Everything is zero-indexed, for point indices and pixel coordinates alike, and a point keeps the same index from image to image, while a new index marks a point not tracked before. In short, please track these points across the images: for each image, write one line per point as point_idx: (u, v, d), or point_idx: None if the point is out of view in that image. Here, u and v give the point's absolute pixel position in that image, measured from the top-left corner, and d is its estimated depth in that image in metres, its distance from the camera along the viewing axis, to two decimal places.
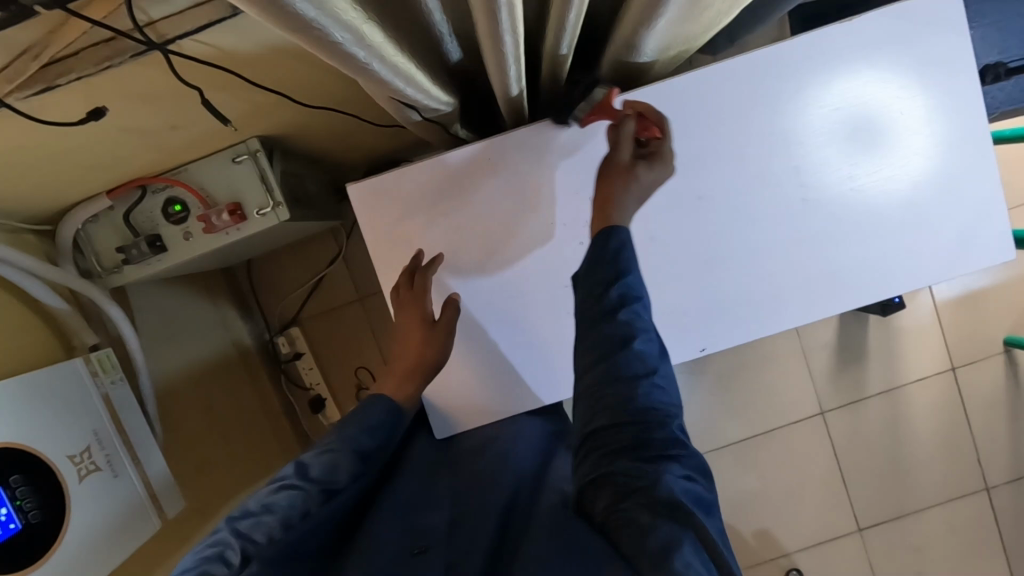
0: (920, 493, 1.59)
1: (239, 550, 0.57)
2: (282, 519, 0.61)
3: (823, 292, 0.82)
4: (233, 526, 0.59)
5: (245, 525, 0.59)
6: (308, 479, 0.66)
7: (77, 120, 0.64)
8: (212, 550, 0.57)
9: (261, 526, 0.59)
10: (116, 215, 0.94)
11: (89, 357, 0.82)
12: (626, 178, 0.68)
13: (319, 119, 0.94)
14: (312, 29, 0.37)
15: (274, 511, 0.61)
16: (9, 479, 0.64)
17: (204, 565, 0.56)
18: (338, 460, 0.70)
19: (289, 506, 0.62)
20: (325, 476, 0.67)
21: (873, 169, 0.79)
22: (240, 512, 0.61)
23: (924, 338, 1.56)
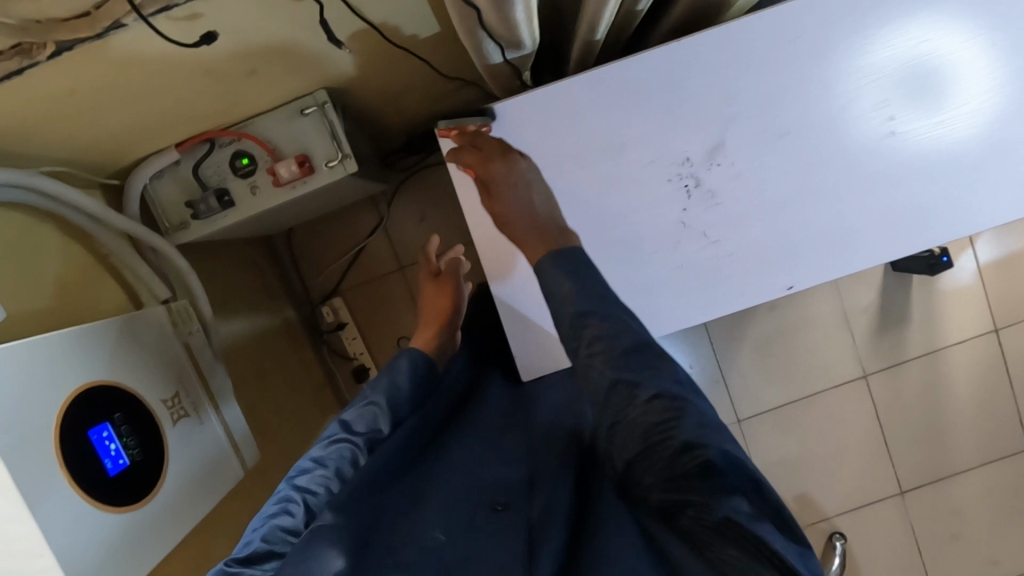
0: (961, 454, 1.59)
1: (302, 505, 0.65)
2: (336, 474, 0.68)
3: (904, 232, 0.77)
4: (292, 483, 0.66)
5: (302, 481, 0.67)
6: (354, 438, 0.72)
7: (191, 43, 0.62)
8: (278, 507, 0.64)
9: (318, 482, 0.67)
10: (183, 169, 0.93)
11: (169, 307, 0.82)
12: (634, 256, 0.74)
13: (383, 70, 0.93)
14: None
15: (326, 467, 0.68)
16: (114, 417, 0.64)
17: (271, 519, 0.64)
18: (378, 412, 0.75)
19: (339, 460, 0.69)
20: (369, 428, 0.73)
21: (955, 103, 0.75)
22: (297, 470, 0.68)
23: (966, 300, 1.56)
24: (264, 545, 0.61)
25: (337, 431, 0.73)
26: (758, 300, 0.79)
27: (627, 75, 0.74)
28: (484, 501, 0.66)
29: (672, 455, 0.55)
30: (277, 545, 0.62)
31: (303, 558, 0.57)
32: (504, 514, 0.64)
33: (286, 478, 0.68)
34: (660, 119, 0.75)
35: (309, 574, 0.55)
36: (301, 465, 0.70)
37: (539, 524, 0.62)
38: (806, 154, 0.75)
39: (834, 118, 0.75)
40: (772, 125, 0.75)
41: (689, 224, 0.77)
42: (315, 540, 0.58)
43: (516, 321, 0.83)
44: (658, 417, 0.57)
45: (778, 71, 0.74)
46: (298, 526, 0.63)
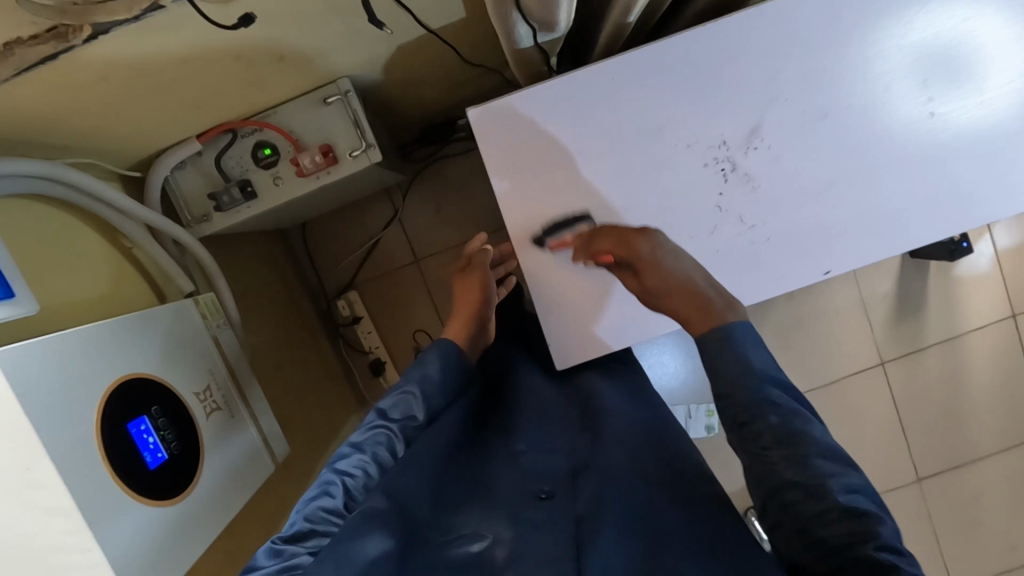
0: (979, 441, 1.59)
1: (342, 487, 0.62)
2: (375, 458, 0.66)
3: (945, 213, 0.76)
4: (331, 466, 0.64)
5: (341, 464, 0.64)
6: (391, 425, 0.70)
7: (231, 25, 0.61)
8: (318, 489, 0.62)
9: (357, 465, 0.64)
10: (205, 161, 0.91)
11: (197, 300, 0.81)
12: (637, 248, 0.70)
13: (406, 57, 0.91)
14: None
15: (365, 451, 0.66)
16: (150, 410, 0.64)
17: (312, 501, 0.61)
18: (412, 399, 0.73)
19: (377, 444, 0.67)
20: (404, 415, 0.71)
21: (996, 83, 0.74)
22: (335, 456, 0.66)
23: (983, 287, 1.56)
24: (307, 525, 0.58)
25: (373, 419, 0.71)
26: (796, 286, 0.78)
27: (661, 58, 0.73)
28: (528, 490, 0.66)
29: (760, 444, 0.55)
30: (319, 525, 0.58)
31: (350, 541, 0.55)
32: (548, 502, 0.64)
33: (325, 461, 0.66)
34: (695, 102, 0.74)
35: (356, 558, 0.54)
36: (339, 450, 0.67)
37: (584, 516, 0.61)
38: (843, 136, 0.75)
39: (871, 100, 0.74)
40: (811, 107, 0.74)
41: (726, 209, 0.76)
42: (364, 521, 0.57)
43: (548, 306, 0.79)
44: (743, 411, 0.56)
45: (815, 53, 0.73)
46: (339, 507, 0.60)
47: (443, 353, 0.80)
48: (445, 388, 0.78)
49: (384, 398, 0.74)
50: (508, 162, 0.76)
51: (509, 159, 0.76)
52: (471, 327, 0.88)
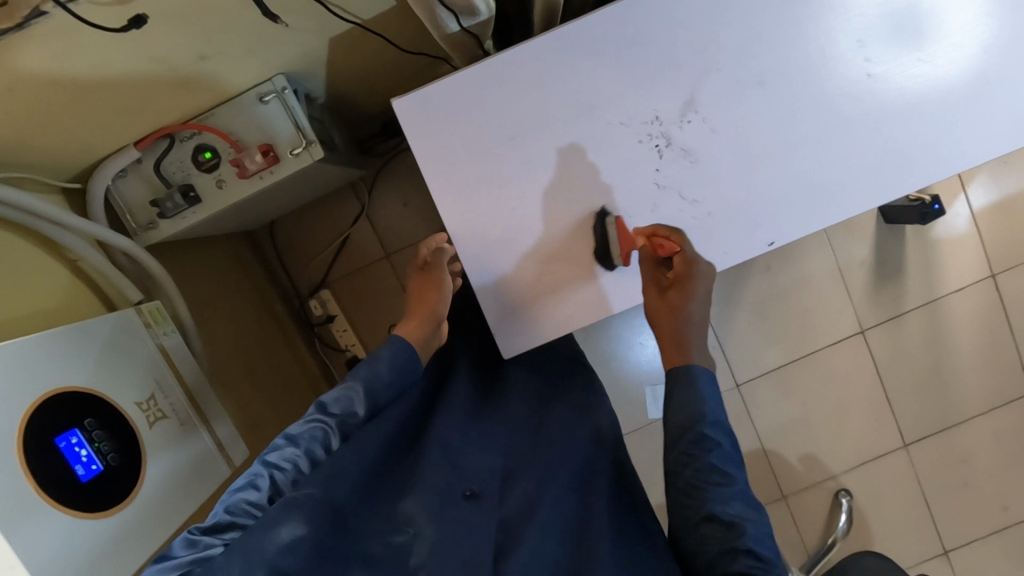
0: (963, 403, 1.58)
1: (268, 481, 0.62)
2: (307, 454, 0.65)
3: (886, 176, 0.74)
4: (262, 458, 0.63)
5: (273, 457, 0.63)
6: (333, 418, 0.68)
7: (120, 28, 0.59)
8: (245, 480, 0.62)
9: (289, 459, 0.63)
10: (146, 168, 0.90)
11: (141, 308, 0.80)
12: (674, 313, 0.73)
13: (341, 50, 0.90)
14: None
15: (300, 445, 0.65)
16: (84, 423, 0.64)
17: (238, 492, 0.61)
18: (354, 392, 0.71)
19: (313, 441, 0.65)
20: (344, 411, 0.69)
21: (932, 36, 0.72)
22: (268, 446, 0.65)
23: (961, 248, 1.53)
24: (227, 517, 0.59)
25: (316, 411, 0.68)
26: (740, 259, 0.76)
27: (589, 34, 0.71)
28: (458, 487, 0.70)
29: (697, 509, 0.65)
30: (240, 517, 0.59)
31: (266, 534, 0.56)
32: (475, 504, 0.69)
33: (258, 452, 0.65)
34: (626, 77, 0.72)
35: (269, 546, 0.56)
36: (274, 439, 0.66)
37: (509, 521, 0.70)
38: (780, 102, 0.73)
39: (808, 62, 0.72)
40: (743, 75, 0.72)
41: (664, 185, 0.75)
42: (285, 513, 0.58)
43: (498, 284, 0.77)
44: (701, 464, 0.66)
45: (747, 17, 0.72)
46: (263, 500, 0.61)
47: (396, 355, 0.75)
48: (393, 383, 0.74)
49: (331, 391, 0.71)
50: (440, 151, 0.75)
51: (441, 147, 0.75)
52: (426, 327, 0.84)
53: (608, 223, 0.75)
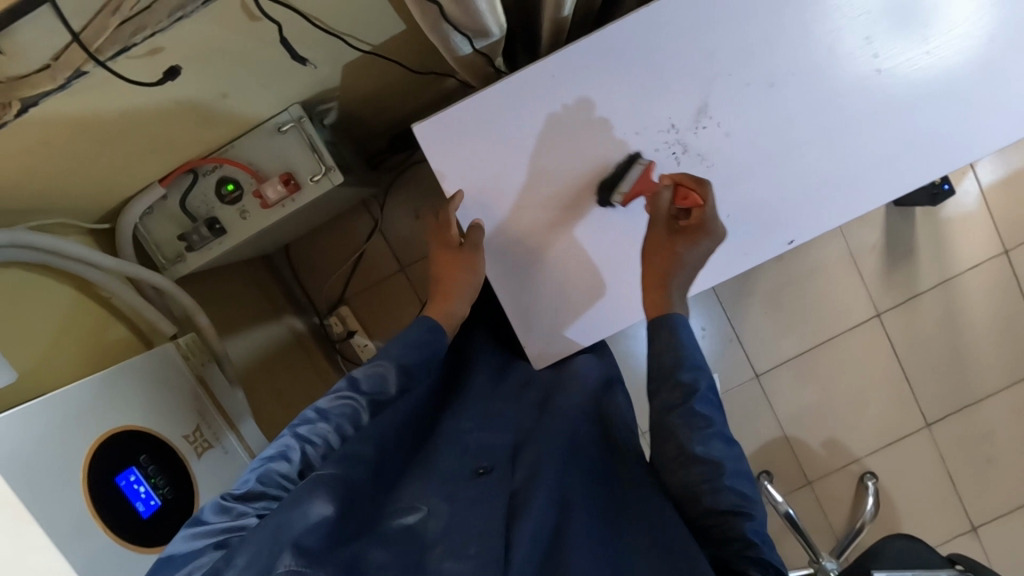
0: (984, 380, 1.58)
1: (301, 454, 0.64)
2: (337, 430, 0.67)
3: (902, 168, 0.75)
4: (293, 430, 0.66)
5: (303, 430, 0.66)
6: (363, 392, 0.70)
7: (155, 81, 0.63)
8: (276, 451, 0.64)
9: (320, 434, 0.66)
10: (171, 204, 0.93)
11: (178, 342, 0.82)
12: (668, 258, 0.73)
13: (354, 75, 0.92)
14: None
15: (332, 418, 0.67)
16: (139, 460, 0.66)
17: (268, 463, 0.63)
18: (384, 369, 0.71)
19: (342, 416, 0.68)
20: (375, 387, 0.70)
21: (940, 29, 0.73)
22: (298, 419, 0.67)
23: (971, 225, 1.54)
24: (259, 487, 0.62)
25: (348, 381, 0.70)
26: (760, 258, 0.78)
27: (601, 49, 0.73)
28: (468, 466, 0.71)
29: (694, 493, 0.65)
30: (272, 488, 0.63)
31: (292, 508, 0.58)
32: (487, 481, 0.69)
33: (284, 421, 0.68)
34: (640, 87, 0.74)
35: (300, 521, 0.57)
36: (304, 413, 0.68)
37: (519, 491, 0.67)
38: (794, 103, 0.74)
39: (818, 62, 0.73)
40: (754, 78, 0.74)
41: None
42: (309, 490, 0.60)
43: (525, 296, 0.81)
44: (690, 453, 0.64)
45: (755, 21, 0.73)
46: (293, 472, 0.64)
47: (424, 333, 0.76)
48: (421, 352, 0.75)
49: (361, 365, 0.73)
50: (462, 173, 0.77)
51: (460, 169, 0.77)
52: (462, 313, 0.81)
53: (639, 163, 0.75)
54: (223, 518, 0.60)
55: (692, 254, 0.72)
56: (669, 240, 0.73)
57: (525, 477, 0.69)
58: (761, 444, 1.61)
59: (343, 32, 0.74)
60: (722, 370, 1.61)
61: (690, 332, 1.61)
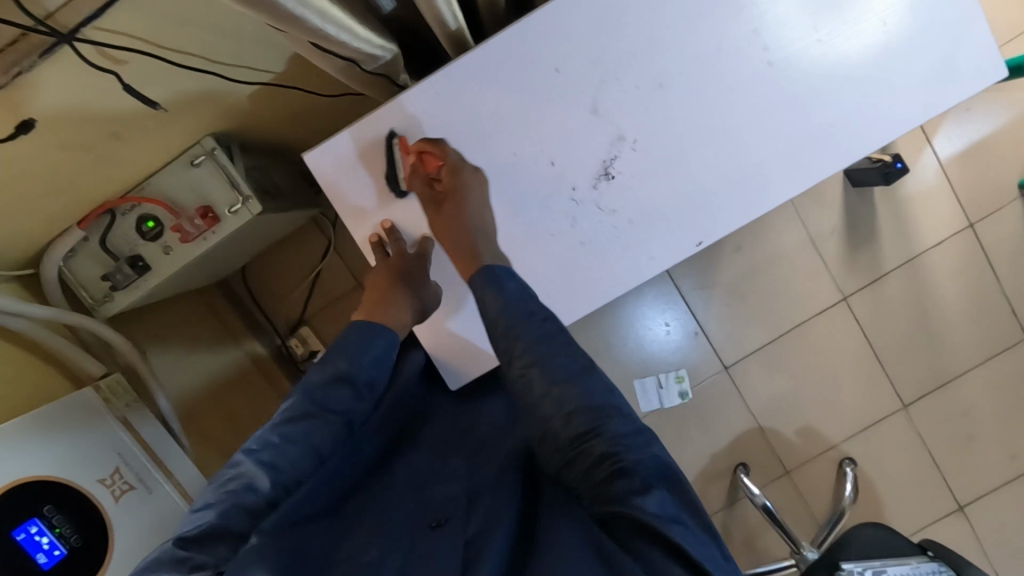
0: (956, 356, 1.55)
1: (266, 483, 0.66)
2: (304, 449, 0.70)
3: (804, 161, 0.74)
4: (255, 458, 0.67)
5: (266, 455, 0.67)
6: (330, 412, 0.72)
7: (8, 135, 0.62)
8: (237, 483, 0.65)
9: (283, 457, 0.68)
10: (93, 245, 0.93)
11: (99, 384, 0.84)
12: None
13: (265, 104, 0.91)
14: None
15: (297, 439, 0.69)
16: (43, 510, 0.71)
17: (230, 493, 0.64)
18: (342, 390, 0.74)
19: (305, 435, 0.70)
20: (343, 409, 0.73)
21: (831, 15, 0.71)
22: (258, 441, 0.69)
23: (933, 200, 1.51)
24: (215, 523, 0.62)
25: (308, 398, 0.72)
26: (672, 263, 0.77)
27: (484, 66, 0.72)
28: (423, 521, 0.69)
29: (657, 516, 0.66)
30: (228, 523, 0.62)
31: (246, 565, 0.57)
32: (442, 531, 0.67)
33: (243, 448, 0.69)
34: (530, 102, 0.73)
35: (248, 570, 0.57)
36: (258, 438, 0.69)
37: (476, 537, 0.64)
38: (687, 104, 0.72)
39: (708, 58, 0.71)
40: (644, 80, 0.72)
41: (581, 201, 0.75)
42: (259, 547, 0.60)
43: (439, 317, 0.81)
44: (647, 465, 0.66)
45: (639, 22, 0.71)
46: (257, 504, 0.65)
47: (380, 347, 0.77)
48: (374, 368, 0.77)
49: (315, 380, 0.74)
50: (362, 198, 0.77)
51: (355, 195, 0.77)
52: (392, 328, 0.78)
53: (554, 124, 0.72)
54: (180, 570, 0.57)
55: None
56: None
57: (480, 523, 0.66)
58: (736, 436, 1.59)
59: (215, 70, 0.73)
60: (690, 365, 1.59)
61: (656, 329, 1.60)
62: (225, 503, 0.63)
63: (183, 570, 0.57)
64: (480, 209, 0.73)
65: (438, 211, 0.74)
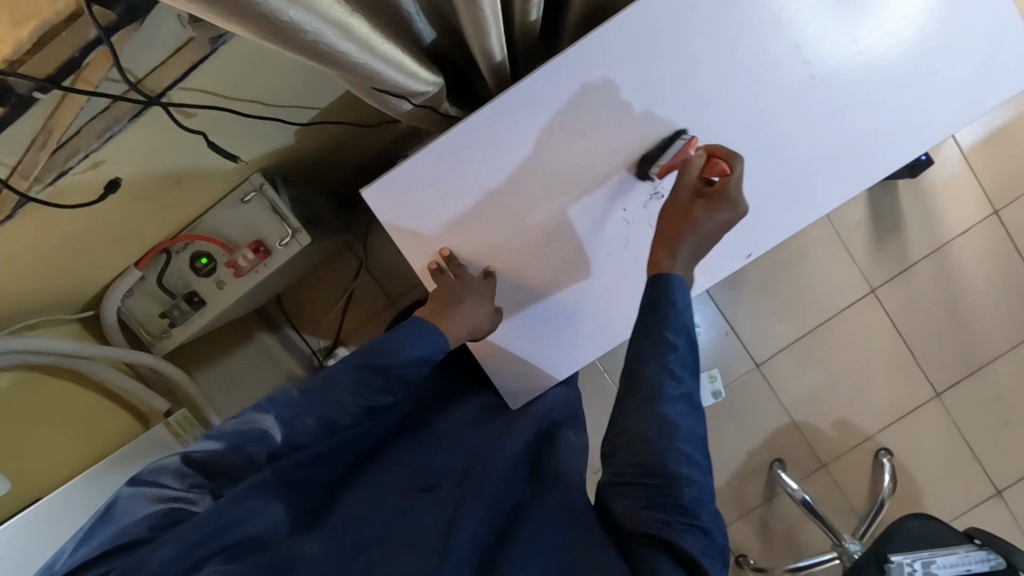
0: (987, 342, 1.56)
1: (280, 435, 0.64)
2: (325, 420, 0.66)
3: (848, 169, 0.76)
4: (278, 412, 0.65)
5: (285, 413, 0.66)
6: (353, 395, 0.68)
7: (97, 196, 0.65)
8: (248, 425, 0.64)
9: (301, 416, 0.66)
10: (149, 283, 0.96)
11: (169, 422, 1.01)
12: (687, 223, 0.69)
13: (309, 139, 0.93)
14: (318, 48, 0.39)
15: (315, 411, 0.66)
16: None
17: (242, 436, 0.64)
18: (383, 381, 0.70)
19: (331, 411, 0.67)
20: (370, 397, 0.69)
21: (871, 25, 0.72)
22: (280, 394, 0.67)
23: (956, 189, 1.52)
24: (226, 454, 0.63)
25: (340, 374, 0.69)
26: (722, 274, 0.80)
27: (535, 97, 0.74)
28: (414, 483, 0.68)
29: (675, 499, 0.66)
30: (234, 460, 0.63)
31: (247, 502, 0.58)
32: (431, 496, 0.66)
33: (267, 396, 0.67)
34: (581, 126, 0.75)
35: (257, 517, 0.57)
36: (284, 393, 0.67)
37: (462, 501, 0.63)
38: (732, 120, 0.74)
39: (751, 75, 0.73)
40: (690, 100, 0.74)
41: (633, 221, 0.77)
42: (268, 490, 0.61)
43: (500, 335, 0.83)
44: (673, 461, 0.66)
45: (682, 43, 0.72)
46: (262, 453, 0.64)
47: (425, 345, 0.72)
48: (415, 366, 0.72)
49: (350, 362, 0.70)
50: (419, 227, 0.79)
51: (413, 225, 0.79)
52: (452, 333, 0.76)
53: (681, 138, 0.73)
54: (180, 483, 0.62)
55: (708, 220, 0.69)
56: (690, 205, 0.70)
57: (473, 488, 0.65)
58: (770, 433, 1.61)
59: (270, 115, 0.75)
60: (721, 365, 1.61)
61: None
62: (235, 438, 0.63)
63: (180, 485, 0.61)
64: (711, 226, 0.69)
65: (693, 203, 0.70)
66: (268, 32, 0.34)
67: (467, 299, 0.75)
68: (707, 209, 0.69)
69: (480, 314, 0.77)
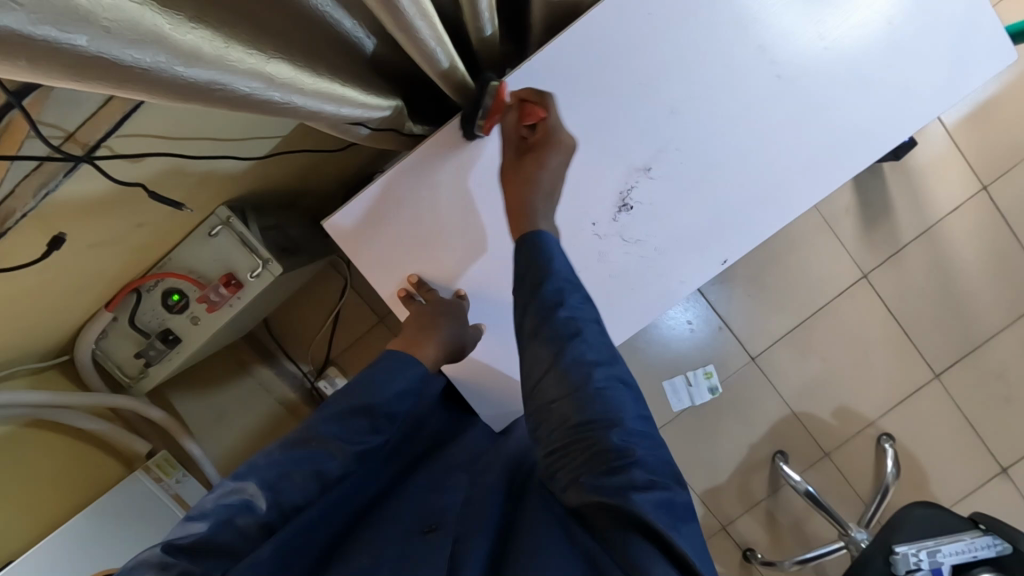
0: (984, 320, 1.53)
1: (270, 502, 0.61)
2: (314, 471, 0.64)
3: (821, 168, 0.74)
4: (260, 478, 0.62)
5: (272, 476, 0.62)
6: (344, 446, 0.66)
7: (40, 254, 0.62)
8: (236, 500, 0.61)
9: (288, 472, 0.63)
10: (123, 323, 0.94)
11: (149, 467, 1.00)
12: (525, 179, 0.65)
13: (274, 168, 0.91)
14: (236, 100, 0.37)
15: (300, 468, 0.63)
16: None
17: (230, 511, 0.60)
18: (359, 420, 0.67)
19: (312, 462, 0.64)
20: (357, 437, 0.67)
21: (834, 19, 0.70)
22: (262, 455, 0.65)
23: (944, 167, 1.50)
24: (214, 534, 0.58)
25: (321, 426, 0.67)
26: (701, 282, 0.77)
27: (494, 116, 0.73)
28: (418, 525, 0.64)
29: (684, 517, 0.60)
30: (222, 541, 0.58)
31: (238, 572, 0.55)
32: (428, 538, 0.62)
33: (245, 464, 0.64)
34: None
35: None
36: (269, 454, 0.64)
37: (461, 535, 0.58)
38: (700, 125, 0.72)
39: (716, 78, 0.71)
40: (654, 107, 0.72)
41: (605, 235, 0.76)
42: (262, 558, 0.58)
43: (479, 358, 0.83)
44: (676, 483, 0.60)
45: (642, 48, 0.70)
46: (252, 525, 0.60)
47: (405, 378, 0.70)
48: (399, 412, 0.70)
49: (333, 410, 0.68)
50: (386, 256, 0.79)
51: (380, 254, 0.79)
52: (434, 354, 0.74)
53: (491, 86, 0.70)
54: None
55: (543, 170, 0.65)
56: (519, 160, 0.67)
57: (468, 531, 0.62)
58: (770, 424, 1.59)
59: (224, 149, 0.73)
60: (717, 360, 1.59)
61: (678, 327, 1.60)
62: (219, 515, 0.59)
63: (165, 574, 0.56)
64: (553, 172, 0.66)
65: (519, 159, 0.68)
66: (172, 97, 0.32)
67: (443, 324, 0.74)
68: (540, 157, 0.66)
69: (457, 337, 0.75)
